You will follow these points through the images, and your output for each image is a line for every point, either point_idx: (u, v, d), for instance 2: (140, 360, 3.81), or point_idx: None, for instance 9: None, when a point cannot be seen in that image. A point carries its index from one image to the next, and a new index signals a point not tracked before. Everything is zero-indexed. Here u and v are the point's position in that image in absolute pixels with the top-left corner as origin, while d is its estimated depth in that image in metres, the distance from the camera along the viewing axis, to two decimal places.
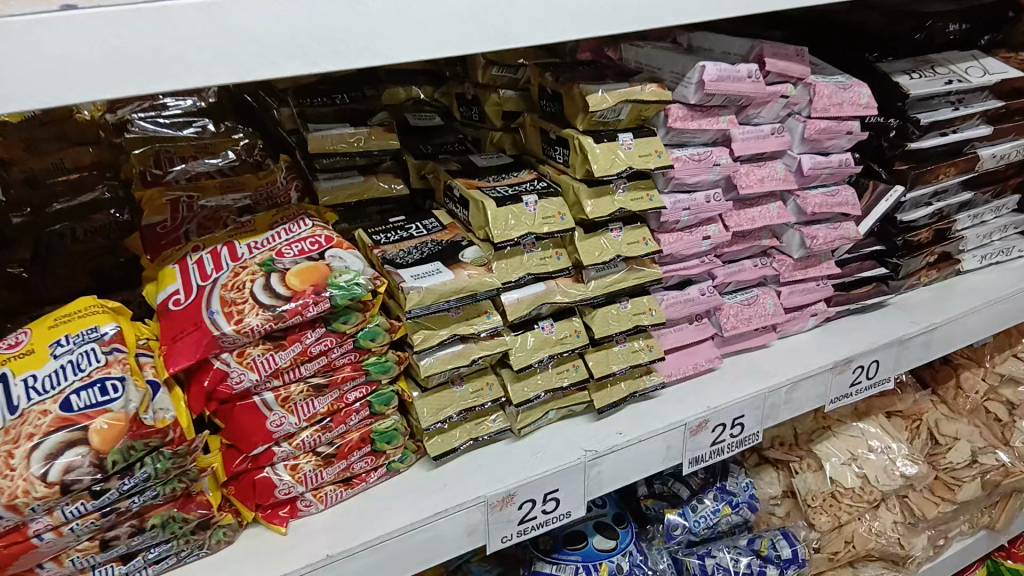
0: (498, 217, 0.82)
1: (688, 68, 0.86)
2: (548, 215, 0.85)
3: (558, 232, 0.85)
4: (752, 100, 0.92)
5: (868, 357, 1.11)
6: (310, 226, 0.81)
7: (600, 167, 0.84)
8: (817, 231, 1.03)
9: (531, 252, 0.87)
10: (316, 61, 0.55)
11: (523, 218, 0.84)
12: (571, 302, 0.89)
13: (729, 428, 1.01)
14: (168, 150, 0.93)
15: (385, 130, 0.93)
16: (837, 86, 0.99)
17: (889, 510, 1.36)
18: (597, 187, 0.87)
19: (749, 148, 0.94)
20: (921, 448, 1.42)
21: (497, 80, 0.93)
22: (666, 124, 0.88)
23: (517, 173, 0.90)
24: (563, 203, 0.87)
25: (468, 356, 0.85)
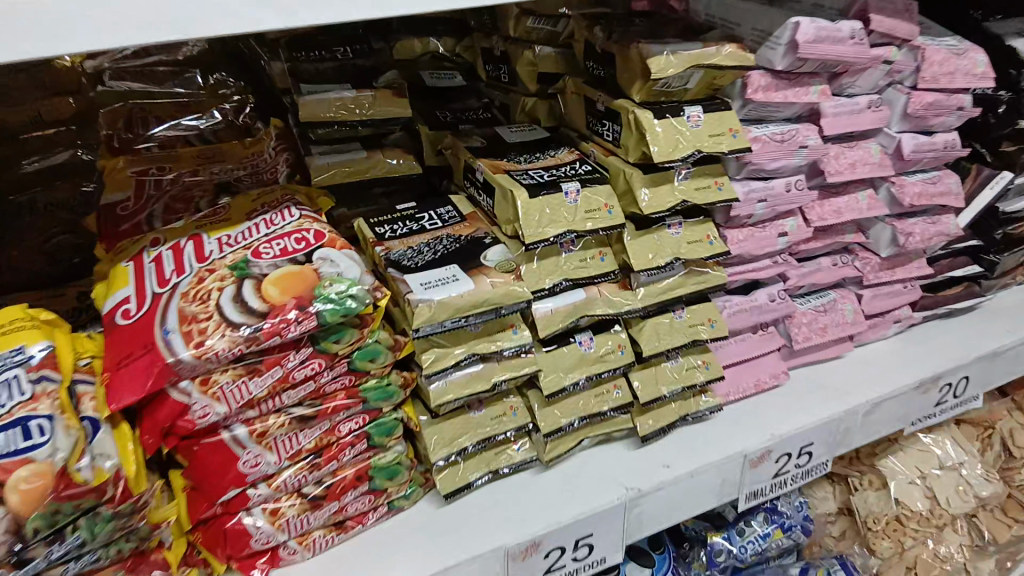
0: (532, 211, 0.66)
1: (777, 25, 0.68)
2: (592, 208, 0.69)
3: (604, 230, 0.69)
4: (850, 66, 0.74)
5: (957, 373, 0.94)
6: (297, 217, 0.65)
7: (662, 151, 0.67)
8: (913, 226, 0.86)
9: (569, 253, 0.71)
10: (288, 11, 0.42)
11: (562, 212, 0.67)
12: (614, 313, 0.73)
13: (794, 457, 0.86)
14: (142, 109, 0.76)
15: (393, 94, 0.77)
16: (950, 50, 0.80)
17: (953, 531, 1.16)
18: (655, 174, 0.70)
19: (840, 125, 0.77)
20: (992, 462, 1.25)
21: (533, 34, 0.77)
22: (743, 95, 0.70)
23: (554, 153, 0.73)
24: (611, 192, 0.70)
25: (488, 379, 0.69)
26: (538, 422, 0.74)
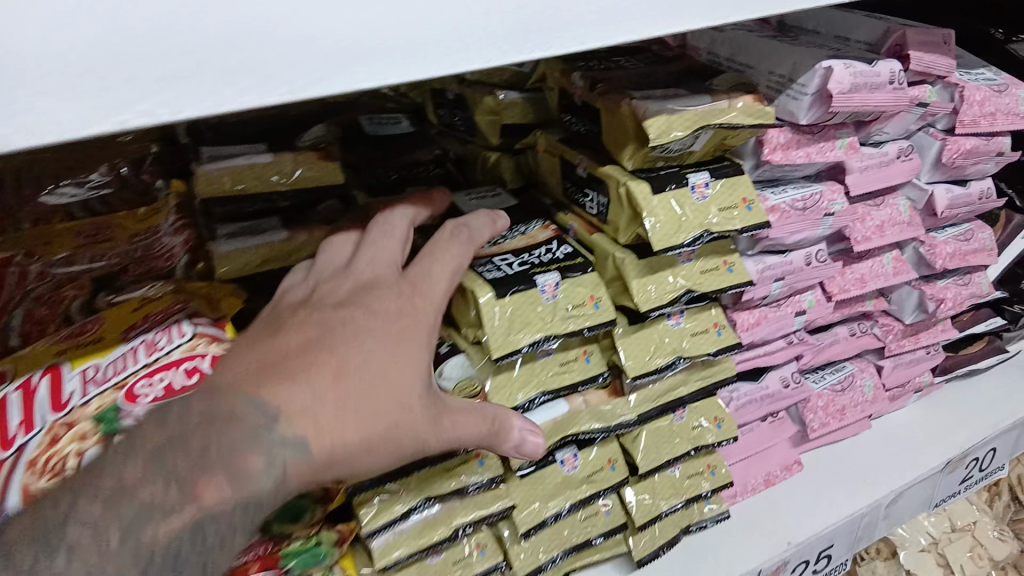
0: (500, 317, 0.51)
1: (800, 69, 0.55)
2: (575, 303, 0.54)
3: (590, 331, 0.54)
4: (883, 114, 0.61)
5: (986, 446, 0.82)
6: (190, 337, 0.49)
7: (660, 237, 0.53)
8: (944, 290, 0.74)
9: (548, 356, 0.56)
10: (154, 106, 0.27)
11: (539, 314, 0.53)
12: (604, 430, 0.59)
13: (812, 563, 0.73)
14: (25, 166, 0.58)
15: (320, 155, 0.61)
16: (990, 86, 0.68)
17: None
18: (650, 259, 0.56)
19: (869, 182, 0.64)
20: (1001, 513, 1.15)
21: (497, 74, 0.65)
22: (758, 156, 0.58)
23: (525, 229, 0.58)
24: (597, 279, 0.56)
25: (450, 523, 0.55)
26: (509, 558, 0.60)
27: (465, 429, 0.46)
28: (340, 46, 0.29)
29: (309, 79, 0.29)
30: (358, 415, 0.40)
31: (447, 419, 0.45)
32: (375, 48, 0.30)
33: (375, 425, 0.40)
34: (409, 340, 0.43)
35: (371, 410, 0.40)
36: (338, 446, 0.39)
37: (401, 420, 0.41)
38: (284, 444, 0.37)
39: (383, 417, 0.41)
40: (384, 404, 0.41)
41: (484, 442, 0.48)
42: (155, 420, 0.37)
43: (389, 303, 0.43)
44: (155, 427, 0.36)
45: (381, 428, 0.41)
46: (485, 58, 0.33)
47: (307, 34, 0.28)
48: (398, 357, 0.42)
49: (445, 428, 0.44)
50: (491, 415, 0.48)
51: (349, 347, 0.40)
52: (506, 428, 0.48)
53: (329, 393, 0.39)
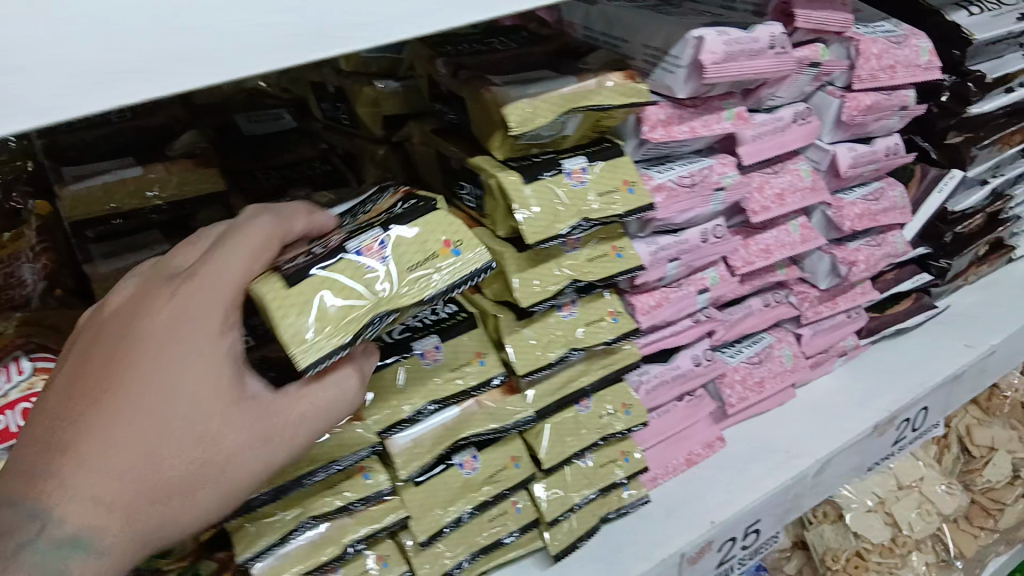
0: (301, 309, 0.39)
1: (670, 40, 0.52)
2: (416, 261, 0.42)
3: (448, 290, 0.43)
4: (770, 78, 0.59)
5: (916, 406, 0.80)
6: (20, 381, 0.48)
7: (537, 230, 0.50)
8: (856, 253, 0.71)
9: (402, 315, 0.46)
10: None
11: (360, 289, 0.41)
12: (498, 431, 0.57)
13: (741, 540, 0.71)
14: None
15: (194, 163, 0.58)
16: (888, 38, 0.66)
17: (922, 551, 1.03)
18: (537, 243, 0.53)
19: (763, 151, 0.62)
20: (950, 466, 1.13)
21: (371, 65, 0.62)
22: (638, 135, 0.55)
23: (370, 206, 0.47)
24: (451, 225, 0.44)
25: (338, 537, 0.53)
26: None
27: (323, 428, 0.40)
28: (97, 59, 0.25)
29: (59, 100, 0.25)
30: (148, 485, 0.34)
31: (287, 431, 0.38)
32: (145, 59, 0.26)
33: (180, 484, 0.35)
34: (199, 365, 0.35)
35: (156, 452, 0.34)
36: (140, 523, 0.34)
37: (214, 454, 0.35)
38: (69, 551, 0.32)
39: (184, 469, 0.34)
40: (183, 457, 0.34)
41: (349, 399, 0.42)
42: None
43: (165, 331, 0.35)
44: None
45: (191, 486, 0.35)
46: (292, 57, 0.29)
47: (49, 48, 0.24)
48: (187, 396, 0.35)
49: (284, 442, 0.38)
50: (353, 386, 0.42)
51: (111, 405, 0.34)
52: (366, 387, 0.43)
53: (101, 480, 0.33)
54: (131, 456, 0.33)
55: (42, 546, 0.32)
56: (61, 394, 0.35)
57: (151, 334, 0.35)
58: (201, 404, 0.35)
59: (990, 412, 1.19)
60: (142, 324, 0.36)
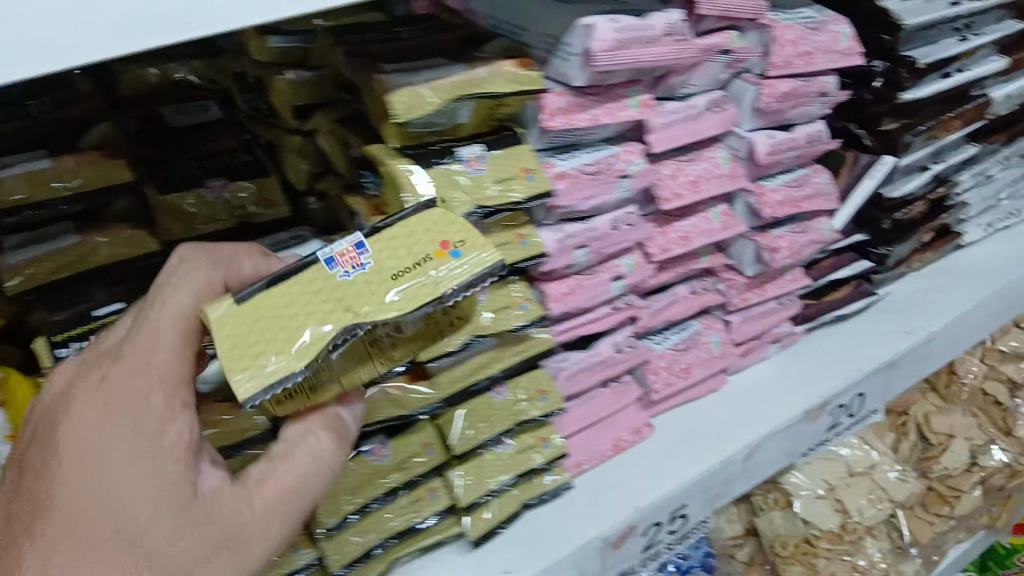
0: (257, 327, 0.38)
1: (563, 28, 0.52)
2: (403, 266, 0.41)
3: (450, 295, 0.41)
4: (676, 65, 0.59)
5: (850, 392, 0.81)
6: None
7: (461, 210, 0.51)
8: (779, 240, 0.72)
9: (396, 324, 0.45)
10: None
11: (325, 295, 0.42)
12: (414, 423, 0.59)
13: (667, 525, 0.72)
14: None
15: (106, 156, 0.57)
16: (804, 24, 0.66)
17: (875, 538, 1.03)
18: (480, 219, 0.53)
19: (674, 139, 0.62)
20: (907, 453, 1.13)
21: (285, 55, 0.62)
22: (539, 123, 0.55)
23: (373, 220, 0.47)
24: (446, 227, 0.43)
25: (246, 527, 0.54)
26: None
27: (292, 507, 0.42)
28: None
29: None
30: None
31: (244, 521, 0.40)
32: None
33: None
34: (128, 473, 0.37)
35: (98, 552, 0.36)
36: None
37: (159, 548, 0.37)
38: None
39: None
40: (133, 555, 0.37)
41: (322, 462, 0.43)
42: None
43: (88, 442, 0.37)
44: None
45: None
46: (54, 61, 0.30)
47: None
48: (119, 508, 0.37)
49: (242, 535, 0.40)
50: (327, 450, 0.43)
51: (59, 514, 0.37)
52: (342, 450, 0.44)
53: None
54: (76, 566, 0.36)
55: None
56: (8, 518, 0.38)
57: (77, 450, 0.37)
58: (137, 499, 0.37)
59: (949, 399, 1.19)
60: (63, 435, 0.38)
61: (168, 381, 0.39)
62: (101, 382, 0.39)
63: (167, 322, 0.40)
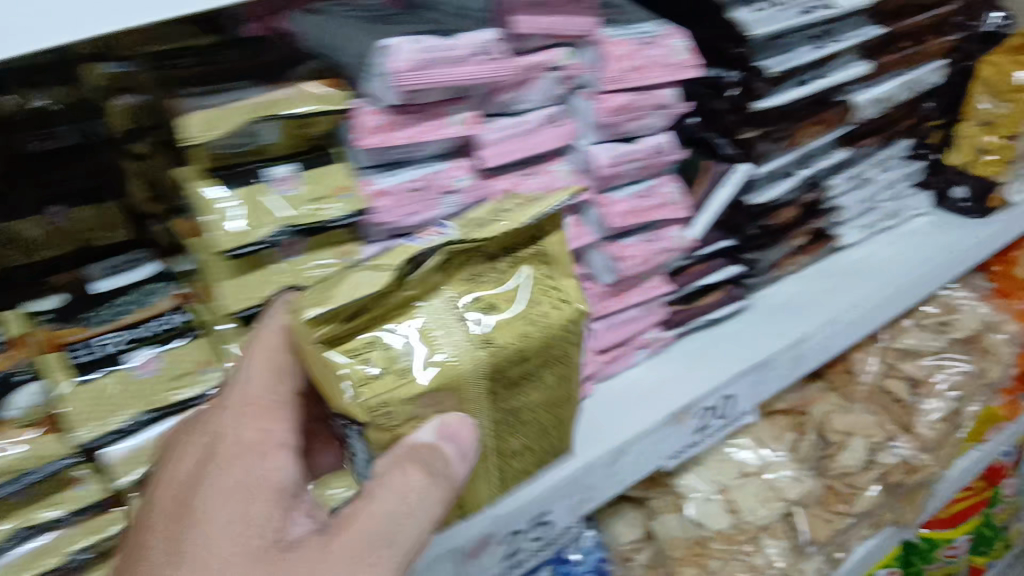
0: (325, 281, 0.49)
1: (366, 49, 0.52)
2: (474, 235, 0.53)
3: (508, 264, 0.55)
4: (499, 82, 0.60)
5: (717, 393, 0.82)
6: None
7: (536, 288, 0.55)
8: (627, 249, 0.74)
9: (519, 322, 0.53)
10: None
11: (388, 288, 0.48)
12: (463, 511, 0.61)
13: (529, 531, 0.72)
14: None
15: None
16: (638, 40, 0.68)
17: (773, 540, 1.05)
18: (561, 292, 0.57)
19: (508, 153, 0.63)
20: (806, 452, 1.13)
21: (114, 75, 0.52)
22: (354, 143, 0.54)
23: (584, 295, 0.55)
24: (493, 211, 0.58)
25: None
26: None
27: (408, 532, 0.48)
28: None
29: None
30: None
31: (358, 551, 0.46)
32: None
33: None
34: (235, 523, 0.45)
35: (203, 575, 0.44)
36: None
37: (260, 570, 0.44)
38: None
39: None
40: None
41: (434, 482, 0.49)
42: None
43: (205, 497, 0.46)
44: None
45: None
46: None
47: None
48: (217, 546, 0.45)
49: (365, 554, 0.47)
50: (423, 481, 0.49)
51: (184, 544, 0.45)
52: (447, 466, 0.49)
53: None
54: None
55: None
56: (130, 556, 0.46)
57: (204, 502, 0.46)
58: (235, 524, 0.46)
59: (852, 399, 1.20)
60: (190, 493, 0.47)
61: (273, 407, 0.52)
62: (199, 436, 0.50)
63: (258, 364, 0.51)
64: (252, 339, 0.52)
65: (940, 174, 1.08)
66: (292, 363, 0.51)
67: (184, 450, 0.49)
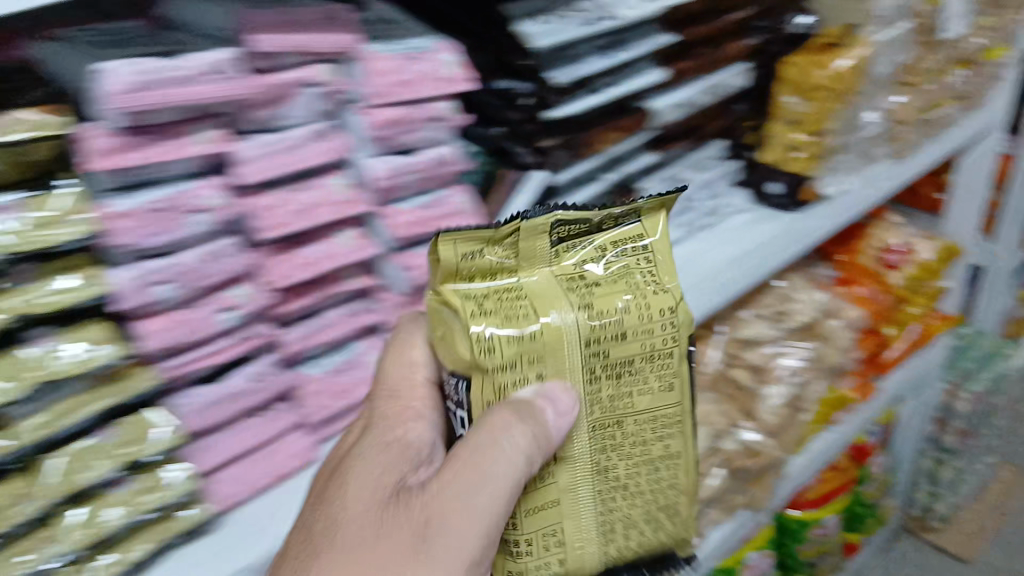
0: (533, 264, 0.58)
1: (83, 75, 0.54)
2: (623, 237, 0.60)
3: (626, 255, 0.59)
4: (247, 98, 0.60)
5: None
6: None
7: (635, 268, 0.59)
8: (416, 257, 0.75)
9: (623, 280, 0.58)
10: None
11: (488, 241, 0.56)
12: (562, 541, 0.57)
13: None
14: None
15: None
16: (404, 55, 0.69)
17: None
18: (663, 279, 0.59)
19: (269, 169, 0.63)
20: None
21: None
22: (80, 169, 0.55)
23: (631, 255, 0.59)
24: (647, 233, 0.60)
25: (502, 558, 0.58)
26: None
27: (485, 496, 0.53)
28: None
29: None
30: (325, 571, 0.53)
31: (444, 509, 0.53)
32: None
33: (362, 565, 0.52)
34: (368, 478, 0.56)
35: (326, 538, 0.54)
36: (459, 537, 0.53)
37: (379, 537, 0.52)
38: None
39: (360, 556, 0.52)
40: (380, 552, 0.52)
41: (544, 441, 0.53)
42: None
43: (353, 460, 0.58)
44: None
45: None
46: None
47: None
48: (330, 523, 0.54)
49: (433, 518, 0.53)
50: (516, 435, 0.52)
51: (317, 515, 0.56)
52: (541, 417, 0.53)
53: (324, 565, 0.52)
54: (324, 553, 0.53)
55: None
56: (322, 492, 0.57)
57: (346, 485, 0.56)
58: (370, 499, 0.55)
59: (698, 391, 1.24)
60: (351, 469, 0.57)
61: (424, 399, 0.62)
62: (354, 426, 0.63)
63: (397, 368, 0.63)
64: (389, 346, 0.65)
65: (756, 172, 1.13)
66: (421, 354, 0.64)
67: (374, 422, 0.61)
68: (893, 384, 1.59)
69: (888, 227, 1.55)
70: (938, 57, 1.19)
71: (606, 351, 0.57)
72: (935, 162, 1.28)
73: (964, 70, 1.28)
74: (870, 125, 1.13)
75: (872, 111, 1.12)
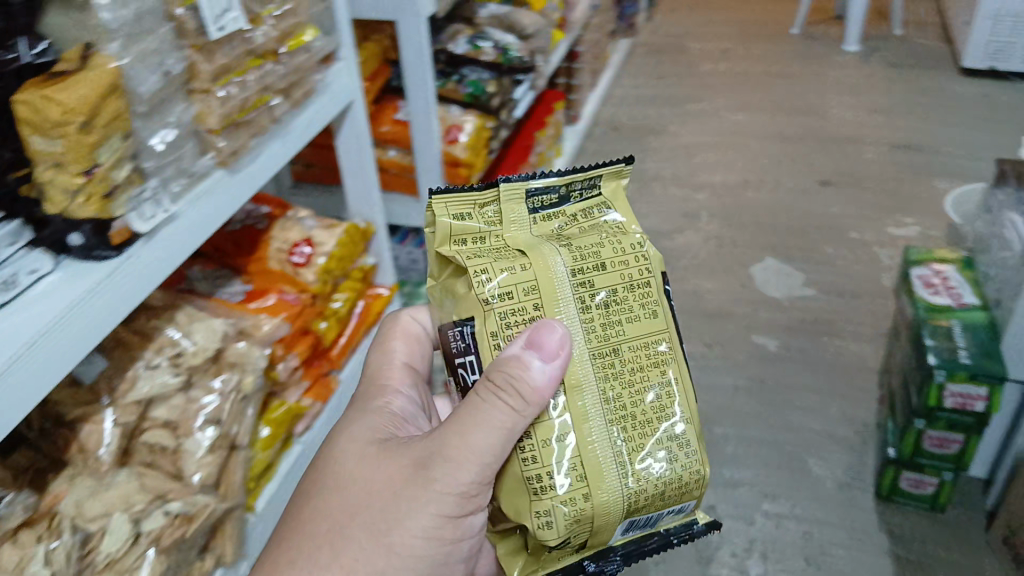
0: (479, 244, 0.93)
1: None
2: (562, 198, 0.97)
3: (588, 191, 0.99)
4: None
5: None
6: None
7: (604, 222, 0.97)
8: None
9: (596, 230, 0.95)
10: None
11: (493, 221, 0.94)
12: (580, 474, 0.85)
13: None
14: None
15: None
16: None
17: None
18: (622, 222, 0.97)
19: None
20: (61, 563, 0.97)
21: None
22: None
23: (590, 193, 0.99)
24: (615, 190, 1.00)
25: (528, 500, 0.85)
26: (506, 555, 0.93)
27: (485, 437, 0.83)
28: None
29: None
30: (334, 509, 0.89)
31: (437, 451, 0.86)
32: None
33: (380, 494, 0.88)
34: (360, 445, 0.94)
35: (406, 481, 0.87)
36: (439, 478, 0.85)
37: (406, 480, 0.87)
38: (414, 528, 0.85)
39: (387, 488, 0.88)
40: (380, 485, 0.88)
41: (519, 409, 0.82)
42: (461, 544, 0.88)
43: (336, 448, 0.95)
44: (444, 543, 0.86)
45: (389, 500, 0.87)
46: None
47: None
48: (348, 482, 0.90)
49: (437, 454, 0.86)
50: (478, 396, 0.84)
51: (329, 474, 0.92)
52: (524, 370, 0.82)
53: (351, 488, 0.90)
54: (349, 486, 0.90)
55: (422, 521, 0.85)
56: (330, 475, 0.92)
57: (347, 455, 0.93)
58: (382, 465, 0.90)
59: (108, 473, 1.10)
60: (342, 449, 0.94)
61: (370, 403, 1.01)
62: (359, 432, 0.96)
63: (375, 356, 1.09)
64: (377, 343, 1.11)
65: (48, 227, 0.95)
66: (372, 365, 1.08)
67: (350, 428, 0.97)
68: (348, 375, 1.59)
69: (288, 224, 1.56)
70: (221, 59, 1.16)
71: (590, 283, 0.91)
72: (257, 168, 1.27)
73: (274, 62, 1.31)
74: (168, 145, 1.07)
75: (163, 130, 1.07)
